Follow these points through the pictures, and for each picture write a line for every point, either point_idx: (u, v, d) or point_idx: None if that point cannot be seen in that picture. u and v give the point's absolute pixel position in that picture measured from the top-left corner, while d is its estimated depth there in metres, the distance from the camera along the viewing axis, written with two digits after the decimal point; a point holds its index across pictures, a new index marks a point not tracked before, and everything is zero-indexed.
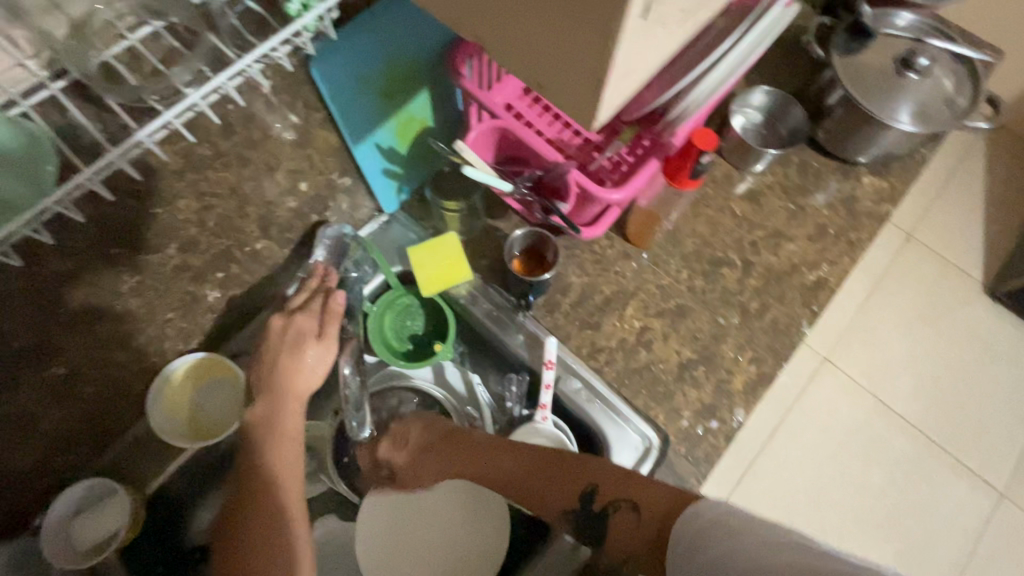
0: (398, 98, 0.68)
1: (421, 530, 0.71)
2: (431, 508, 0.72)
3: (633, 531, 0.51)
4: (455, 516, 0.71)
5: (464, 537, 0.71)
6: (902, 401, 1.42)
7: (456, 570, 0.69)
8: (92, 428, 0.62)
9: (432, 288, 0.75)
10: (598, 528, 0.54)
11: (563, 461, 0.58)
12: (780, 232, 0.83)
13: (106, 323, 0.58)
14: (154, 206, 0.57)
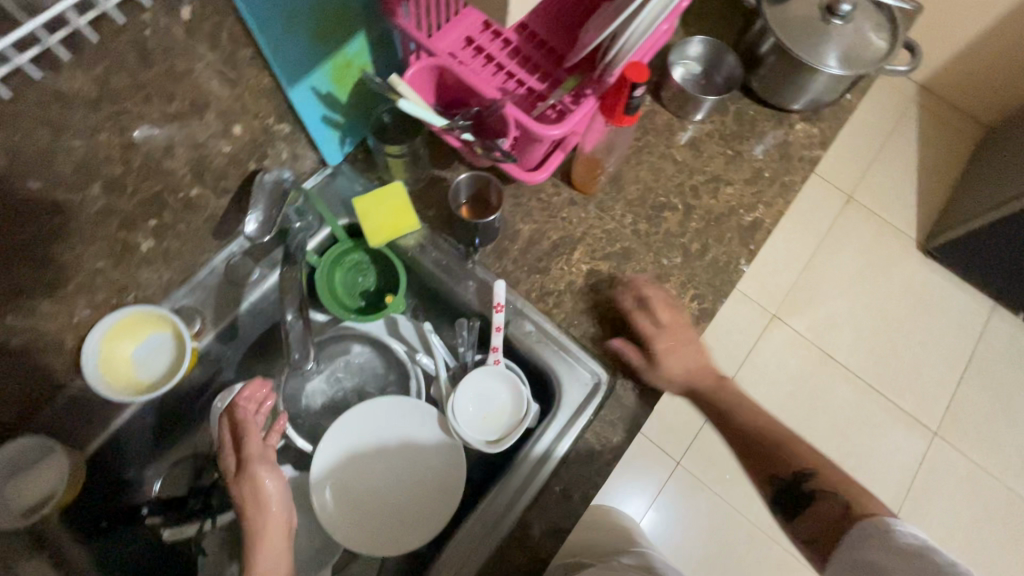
0: (336, 39, 0.65)
1: (372, 479, 0.71)
2: (379, 458, 0.72)
3: (832, 520, 0.61)
4: (404, 462, 0.72)
5: (415, 481, 0.71)
6: (843, 351, 1.51)
7: (408, 510, 0.69)
8: (21, 383, 0.59)
9: (379, 238, 0.74)
10: (800, 500, 0.65)
11: (791, 445, 0.69)
12: (719, 176, 0.86)
13: (23, 269, 0.53)
14: (68, 138, 0.50)
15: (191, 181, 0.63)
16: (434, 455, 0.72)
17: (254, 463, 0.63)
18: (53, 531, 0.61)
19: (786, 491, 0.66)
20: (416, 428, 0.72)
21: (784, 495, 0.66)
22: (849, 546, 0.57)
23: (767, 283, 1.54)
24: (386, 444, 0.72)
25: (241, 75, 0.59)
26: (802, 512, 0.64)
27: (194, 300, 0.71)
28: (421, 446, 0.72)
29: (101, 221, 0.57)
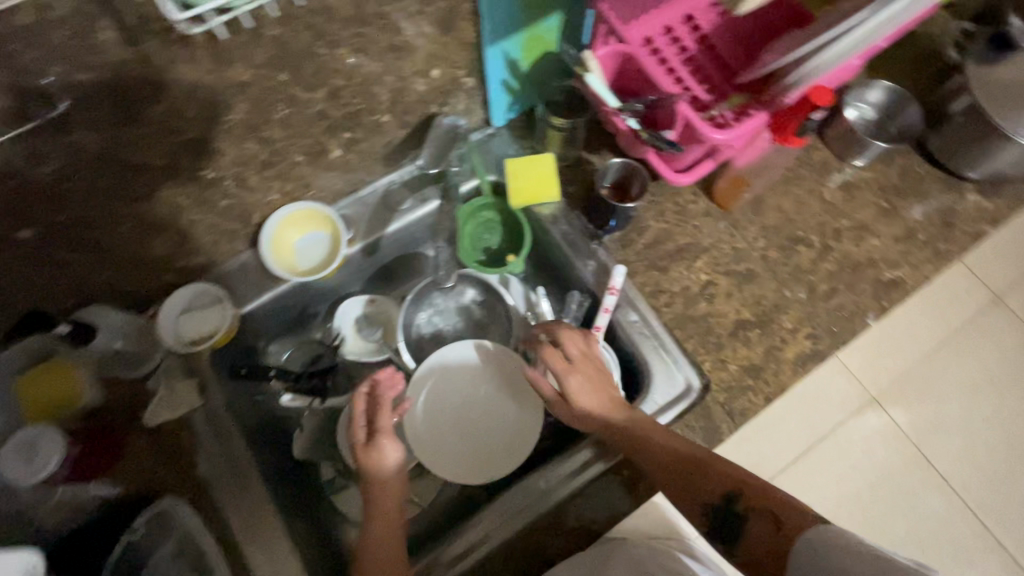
0: (537, 11, 0.71)
1: (454, 410, 0.77)
2: (466, 394, 0.78)
3: (768, 540, 0.59)
4: (486, 405, 0.77)
5: (490, 426, 0.76)
6: (944, 459, 1.31)
7: (473, 437, 0.76)
8: (212, 239, 0.71)
9: (519, 200, 0.80)
10: (731, 530, 0.62)
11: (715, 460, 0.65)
12: (867, 226, 0.83)
13: (249, 145, 0.63)
14: (317, 44, 0.58)
15: (386, 107, 0.71)
16: (513, 410, 0.77)
17: (382, 434, 0.67)
18: (201, 366, 0.73)
19: (718, 515, 0.63)
20: (506, 380, 0.78)
21: (721, 521, 0.63)
22: (804, 556, 0.54)
23: (874, 359, 1.22)
24: (476, 384, 0.78)
25: (457, 24, 0.66)
26: (737, 539, 0.62)
27: (353, 212, 0.80)
28: (506, 397, 0.77)
29: (314, 122, 0.66)
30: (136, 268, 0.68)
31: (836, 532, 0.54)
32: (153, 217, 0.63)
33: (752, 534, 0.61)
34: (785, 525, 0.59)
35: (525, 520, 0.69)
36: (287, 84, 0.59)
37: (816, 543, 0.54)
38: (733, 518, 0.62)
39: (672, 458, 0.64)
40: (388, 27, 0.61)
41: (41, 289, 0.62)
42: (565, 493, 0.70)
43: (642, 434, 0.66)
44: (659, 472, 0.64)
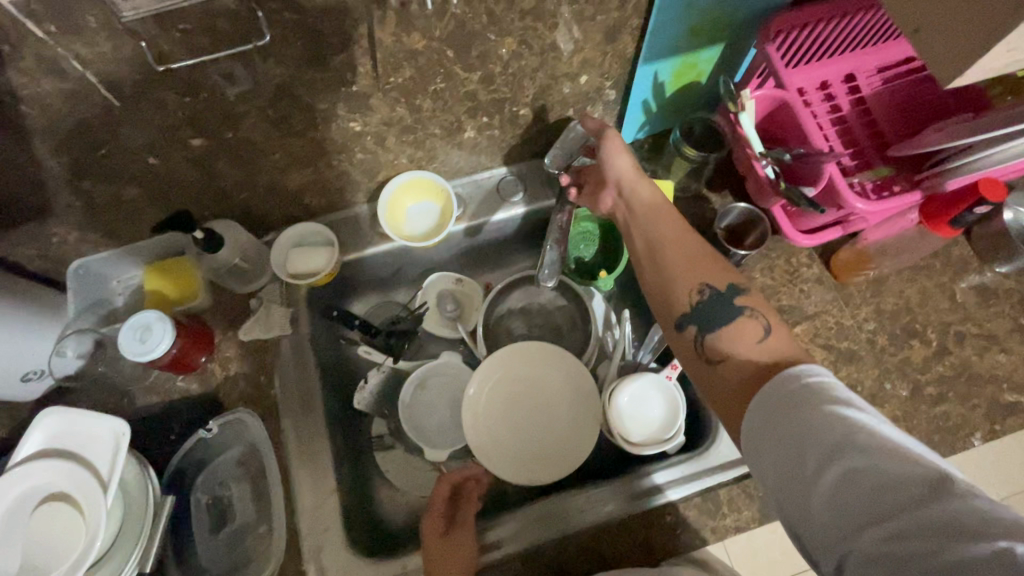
0: (699, 41, 0.71)
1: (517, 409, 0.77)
2: (531, 397, 0.78)
3: (746, 340, 0.55)
4: (549, 410, 0.77)
5: (549, 432, 0.77)
6: None
7: (524, 427, 0.77)
8: (339, 185, 0.76)
9: None
10: (719, 316, 0.58)
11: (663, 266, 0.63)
12: (996, 338, 0.76)
13: (399, 108, 0.66)
14: (490, 31, 0.60)
15: (527, 102, 0.73)
16: (577, 423, 0.77)
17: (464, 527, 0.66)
18: (298, 298, 0.78)
19: (713, 303, 0.58)
20: (573, 392, 0.78)
21: (710, 308, 0.58)
22: (774, 407, 0.46)
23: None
24: (543, 389, 0.78)
25: (620, 38, 0.67)
26: (716, 334, 0.57)
27: (466, 192, 0.84)
28: (569, 408, 0.77)
29: (461, 100, 0.69)
30: (268, 195, 0.73)
31: (826, 392, 0.44)
32: (297, 155, 0.68)
33: (737, 356, 0.54)
34: (772, 332, 0.55)
35: (549, 534, 0.68)
36: (451, 60, 0.62)
37: (788, 393, 0.45)
38: (731, 306, 0.57)
39: (684, 242, 0.63)
40: (557, 27, 0.62)
41: (190, 194, 0.68)
42: (593, 520, 0.69)
43: (669, 240, 0.63)
44: (675, 245, 0.63)
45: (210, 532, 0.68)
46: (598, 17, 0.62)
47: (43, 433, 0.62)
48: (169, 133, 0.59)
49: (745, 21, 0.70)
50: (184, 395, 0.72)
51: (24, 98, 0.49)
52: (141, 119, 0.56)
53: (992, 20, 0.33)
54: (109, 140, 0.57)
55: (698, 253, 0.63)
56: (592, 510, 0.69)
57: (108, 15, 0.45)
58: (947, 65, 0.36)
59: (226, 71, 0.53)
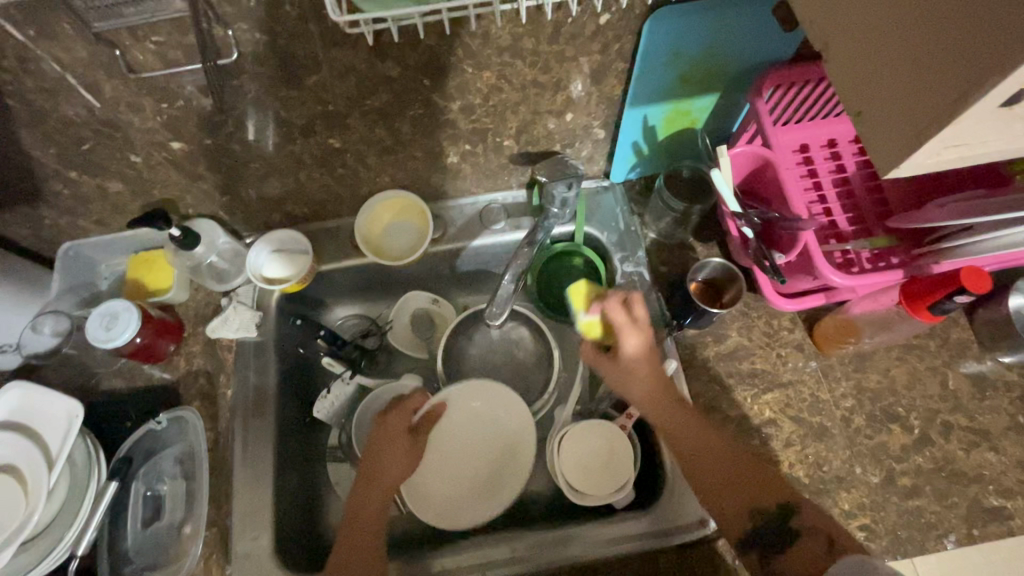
0: (690, 89, 0.69)
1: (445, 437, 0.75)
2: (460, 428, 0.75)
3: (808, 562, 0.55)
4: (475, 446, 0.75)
5: (473, 465, 0.75)
6: None
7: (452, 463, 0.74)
8: (322, 196, 0.78)
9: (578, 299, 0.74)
10: (775, 546, 0.58)
11: (698, 460, 0.63)
12: (988, 435, 0.70)
13: (378, 130, 0.67)
14: (467, 63, 0.60)
15: (511, 134, 0.73)
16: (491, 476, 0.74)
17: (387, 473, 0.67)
18: (269, 302, 0.79)
19: (768, 526, 0.59)
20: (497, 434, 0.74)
21: (767, 531, 0.59)
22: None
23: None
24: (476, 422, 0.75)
25: (606, 79, 0.66)
26: (777, 561, 0.57)
27: (449, 215, 0.84)
28: (488, 439, 0.75)
29: (442, 127, 0.69)
30: (251, 199, 0.75)
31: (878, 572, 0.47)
32: (277, 165, 0.70)
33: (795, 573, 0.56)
34: (831, 558, 0.54)
35: (560, 559, 0.67)
36: (428, 88, 0.62)
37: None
38: (784, 536, 0.58)
39: (706, 452, 0.63)
40: (538, 65, 0.62)
41: (173, 191, 0.71)
42: (604, 553, 0.67)
43: (681, 433, 0.64)
44: (699, 455, 0.63)
45: (143, 522, 0.69)
46: (580, 59, 0.62)
47: (9, 404, 0.66)
48: (150, 135, 0.61)
49: (741, 72, 0.68)
50: (146, 383, 0.75)
51: (10, 93, 0.52)
52: (122, 121, 0.58)
53: (929, 110, 0.30)
54: (92, 137, 0.60)
55: (694, 419, 0.65)
56: (602, 543, 0.68)
57: (80, 23, 0.47)
58: (885, 152, 0.34)
59: (200, 83, 0.55)
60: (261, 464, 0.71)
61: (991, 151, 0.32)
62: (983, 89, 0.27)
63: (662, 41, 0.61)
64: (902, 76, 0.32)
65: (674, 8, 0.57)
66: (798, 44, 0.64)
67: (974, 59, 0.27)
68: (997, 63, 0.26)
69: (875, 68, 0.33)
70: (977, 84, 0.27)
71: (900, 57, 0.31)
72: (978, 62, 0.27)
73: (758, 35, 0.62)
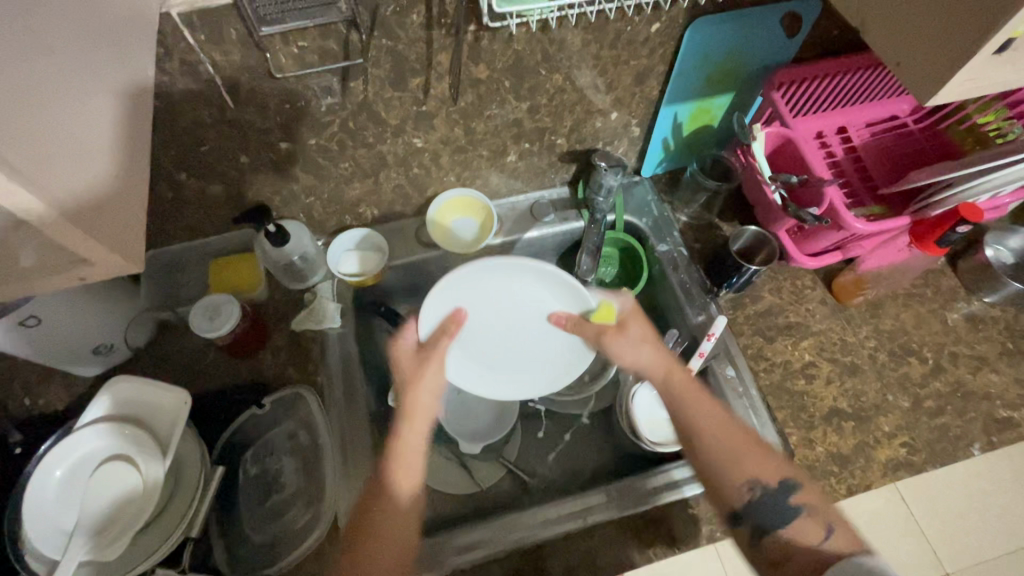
0: (712, 90, 0.84)
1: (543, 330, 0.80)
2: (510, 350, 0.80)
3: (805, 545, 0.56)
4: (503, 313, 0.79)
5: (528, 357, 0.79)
6: None
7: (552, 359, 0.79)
8: (394, 197, 0.86)
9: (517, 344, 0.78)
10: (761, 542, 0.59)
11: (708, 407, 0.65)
12: (987, 359, 0.83)
13: (457, 129, 0.77)
14: (543, 67, 0.71)
15: (565, 132, 0.84)
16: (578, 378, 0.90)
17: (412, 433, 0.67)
18: (346, 295, 0.84)
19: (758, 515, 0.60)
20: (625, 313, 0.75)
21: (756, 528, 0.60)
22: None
23: (938, 502, 0.87)
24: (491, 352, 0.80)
25: (649, 81, 0.79)
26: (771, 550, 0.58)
27: (502, 212, 0.93)
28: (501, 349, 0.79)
29: (510, 127, 0.80)
30: (330, 201, 0.82)
31: None
32: (364, 165, 0.78)
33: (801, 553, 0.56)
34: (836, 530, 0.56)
35: (534, 535, 0.72)
36: (507, 89, 0.73)
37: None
38: (788, 509, 0.59)
39: (728, 426, 0.64)
40: (597, 68, 0.74)
41: (265, 192, 0.77)
42: (574, 526, 0.72)
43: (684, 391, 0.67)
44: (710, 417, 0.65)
45: (254, 503, 0.71)
46: (631, 62, 0.75)
47: (113, 398, 0.67)
48: (264, 135, 0.69)
49: (752, 73, 0.83)
50: (235, 376, 0.77)
51: (159, 94, 0.59)
52: (245, 121, 0.66)
53: (954, 54, 0.43)
54: (213, 137, 0.66)
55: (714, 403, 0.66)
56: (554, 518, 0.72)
57: (248, 29, 0.55)
58: (922, 89, 0.46)
59: (325, 84, 0.64)
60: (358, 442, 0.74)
61: (993, 84, 0.45)
62: (990, 32, 0.40)
63: (697, 45, 0.74)
64: (929, 34, 0.45)
65: (710, 18, 0.71)
66: (797, 50, 0.80)
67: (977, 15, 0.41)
68: (994, 18, 0.39)
69: (908, 31, 0.46)
70: (982, 31, 0.40)
71: (925, 23, 0.45)
72: (983, 18, 0.40)
73: (769, 40, 0.77)
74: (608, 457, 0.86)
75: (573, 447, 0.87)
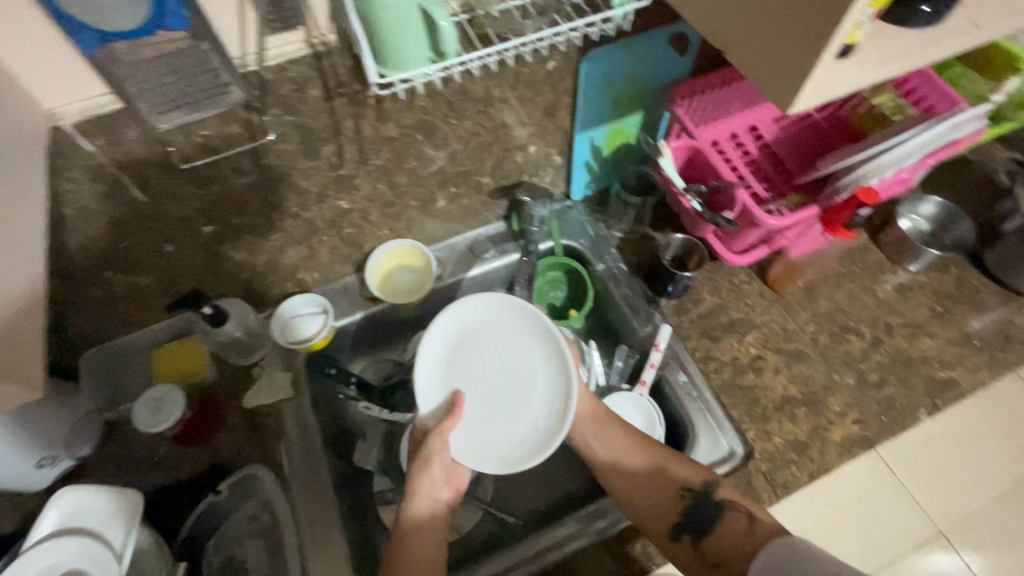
0: (620, 111, 0.87)
1: (454, 369, 0.71)
2: (504, 389, 0.71)
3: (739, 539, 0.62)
4: (510, 405, 0.70)
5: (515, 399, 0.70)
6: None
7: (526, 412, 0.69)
8: (331, 258, 0.86)
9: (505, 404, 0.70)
10: (708, 519, 0.65)
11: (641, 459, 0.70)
12: (921, 325, 0.87)
13: (381, 186, 0.79)
14: (452, 116, 0.74)
15: (488, 171, 0.86)
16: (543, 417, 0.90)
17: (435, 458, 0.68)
18: (296, 363, 0.84)
19: (697, 506, 0.66)
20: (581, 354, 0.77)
21: (695, 511, 0.66)
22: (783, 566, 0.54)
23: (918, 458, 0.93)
24: (483, 396, 0.70)
25: (558, 112, 0.82)
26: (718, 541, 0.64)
27: (443, 254, 0.91)
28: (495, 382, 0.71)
29: (433, 174, 0.81)
30: (267, 272, 0.82)
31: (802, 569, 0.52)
32: (295, 234, 0.79)
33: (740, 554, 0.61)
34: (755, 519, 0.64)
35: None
36: (421, 142, 0.75)
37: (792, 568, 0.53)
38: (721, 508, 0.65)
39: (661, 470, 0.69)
40: (506, 109, 0.77)
41: (198, 276, 0.77)
42: (552, 559, 0.72)
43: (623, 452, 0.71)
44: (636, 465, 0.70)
45: None
46: (537, 99, 0.78)
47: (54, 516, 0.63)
48: (186, 222, 0.69)
49: (655, 90, 0.87)
50: (192, 466, 0.76)
51: None
52: (163, 212, 0.66)
53: (796, 72, 0.47)
54: (133, 232, 0.67)
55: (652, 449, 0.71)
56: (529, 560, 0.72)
57: None
58: (781, 103, 0.50)
59: (236, 165, 0.65)
60: (324, 510, 0.73)
61: (841, 86, 0.49)
62: (818, 53, 0.45)
63: (596, 74, 0.78)
64: (774, 54, 0.49)
65: (602, 48, 0.75)
66: (692, 64, 0.85)
67: (808, 37, 0.45)
68: (821, 41, 0.44)
69: (757, 52, 0.51)
70: (814, 53, 0.45)
71: (769, 44, 0.49)
72: (813, 40, 0.45)
73: (664, 60, 0.82)
74: (580, 480, 0.87)
75: (545, 476, 0.87)
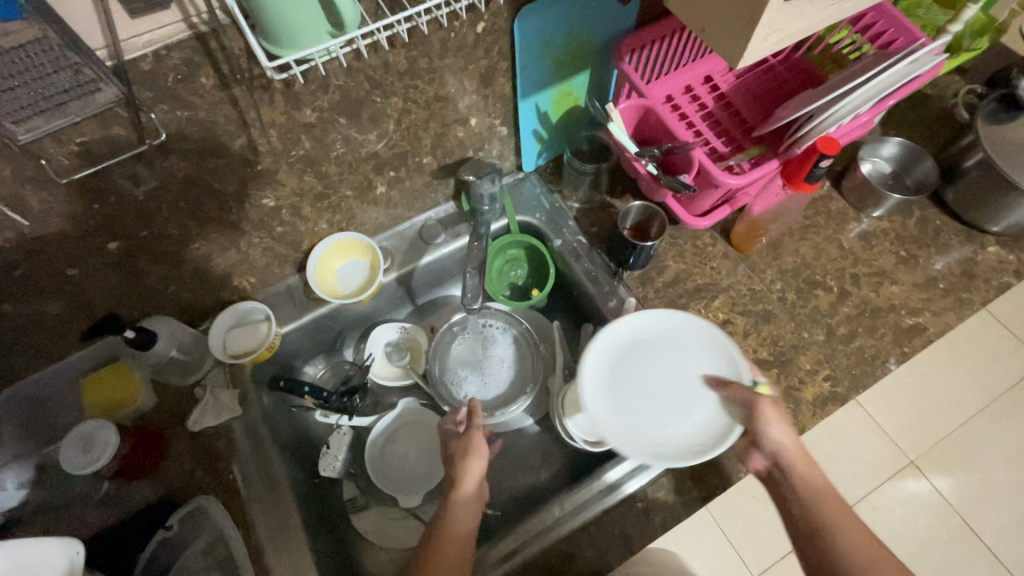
0: (565, 72, 0.80)
1: (622, 371, 0.70)
2: (680, 396, 0.67)
3: None
4: (689, 410, 0.67)
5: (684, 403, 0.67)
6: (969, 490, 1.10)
7: (691, 416, 0.66)
8: (266, 261, 0.79)
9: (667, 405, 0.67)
10: None
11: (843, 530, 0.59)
12: (887, 273, 0.85)
13: (309, 178, 0.71)
14: (377, 94, 0.66)
15: (428, 150, 0.79)
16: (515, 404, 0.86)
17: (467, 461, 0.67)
18: (242, 378, 0.78)
19: None
20: None
21: None
22: None
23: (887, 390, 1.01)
24: (676, 405, 0.67)
25: (496, 80, 0.75)
26: None
27: (391, 244, 0.88)
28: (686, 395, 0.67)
29: (365, 159, 0.74)
30: (195, 284, 0.75)
31: None
32: (218, 240, 0.71)
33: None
34: None
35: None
36: (345, 126, 0.67)
37: None
38: None
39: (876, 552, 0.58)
40: (437, 80, 0.70)
41: (115, 297, 0.69)
42: (530, 554, 0.69)
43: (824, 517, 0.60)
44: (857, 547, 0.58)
45: None
46: (470, 67, 0.70)
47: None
48: (85, 240, 0.61)
49: (599, 46, 0.80)
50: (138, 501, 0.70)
51: None
52: (53, 232, 0.58)
53: (745, 19, 0.42)
54: (24, 258, 0.59)
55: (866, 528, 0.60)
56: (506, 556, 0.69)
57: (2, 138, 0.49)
58: (730, 55, 0.45)
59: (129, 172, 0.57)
60: (288, 530, 0.69)
61: (793, 31, 0.44)
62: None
63: (532, 34, 0.71)
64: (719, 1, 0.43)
65: (535, 4, 0.68)
66: (637, 14, 0.78)
67: None
68: None
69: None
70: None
71: None
72: None
73: (606, 13, 0.74)
74: (556, 465, 0.84)
75: (520, 464, 0.85)
